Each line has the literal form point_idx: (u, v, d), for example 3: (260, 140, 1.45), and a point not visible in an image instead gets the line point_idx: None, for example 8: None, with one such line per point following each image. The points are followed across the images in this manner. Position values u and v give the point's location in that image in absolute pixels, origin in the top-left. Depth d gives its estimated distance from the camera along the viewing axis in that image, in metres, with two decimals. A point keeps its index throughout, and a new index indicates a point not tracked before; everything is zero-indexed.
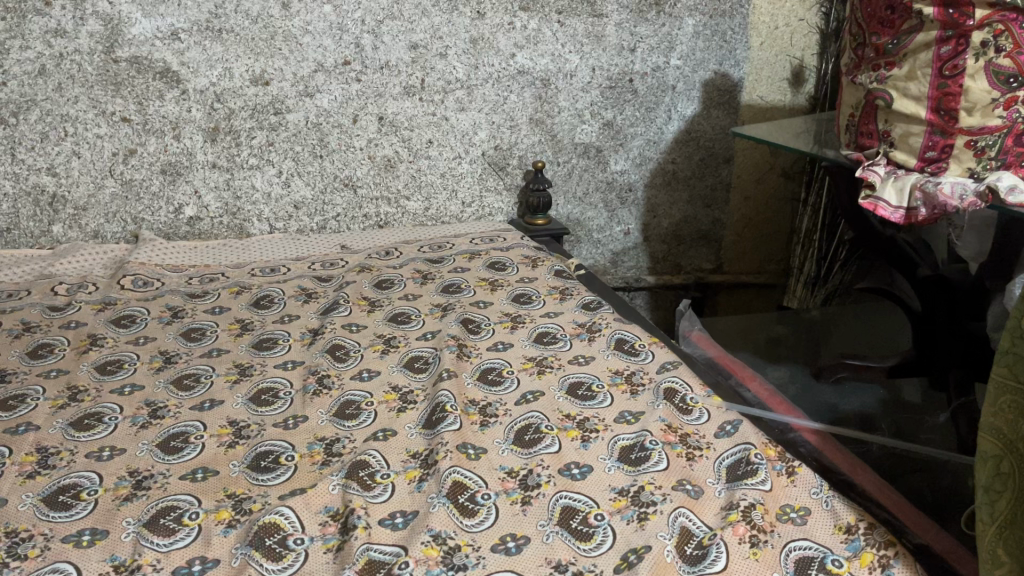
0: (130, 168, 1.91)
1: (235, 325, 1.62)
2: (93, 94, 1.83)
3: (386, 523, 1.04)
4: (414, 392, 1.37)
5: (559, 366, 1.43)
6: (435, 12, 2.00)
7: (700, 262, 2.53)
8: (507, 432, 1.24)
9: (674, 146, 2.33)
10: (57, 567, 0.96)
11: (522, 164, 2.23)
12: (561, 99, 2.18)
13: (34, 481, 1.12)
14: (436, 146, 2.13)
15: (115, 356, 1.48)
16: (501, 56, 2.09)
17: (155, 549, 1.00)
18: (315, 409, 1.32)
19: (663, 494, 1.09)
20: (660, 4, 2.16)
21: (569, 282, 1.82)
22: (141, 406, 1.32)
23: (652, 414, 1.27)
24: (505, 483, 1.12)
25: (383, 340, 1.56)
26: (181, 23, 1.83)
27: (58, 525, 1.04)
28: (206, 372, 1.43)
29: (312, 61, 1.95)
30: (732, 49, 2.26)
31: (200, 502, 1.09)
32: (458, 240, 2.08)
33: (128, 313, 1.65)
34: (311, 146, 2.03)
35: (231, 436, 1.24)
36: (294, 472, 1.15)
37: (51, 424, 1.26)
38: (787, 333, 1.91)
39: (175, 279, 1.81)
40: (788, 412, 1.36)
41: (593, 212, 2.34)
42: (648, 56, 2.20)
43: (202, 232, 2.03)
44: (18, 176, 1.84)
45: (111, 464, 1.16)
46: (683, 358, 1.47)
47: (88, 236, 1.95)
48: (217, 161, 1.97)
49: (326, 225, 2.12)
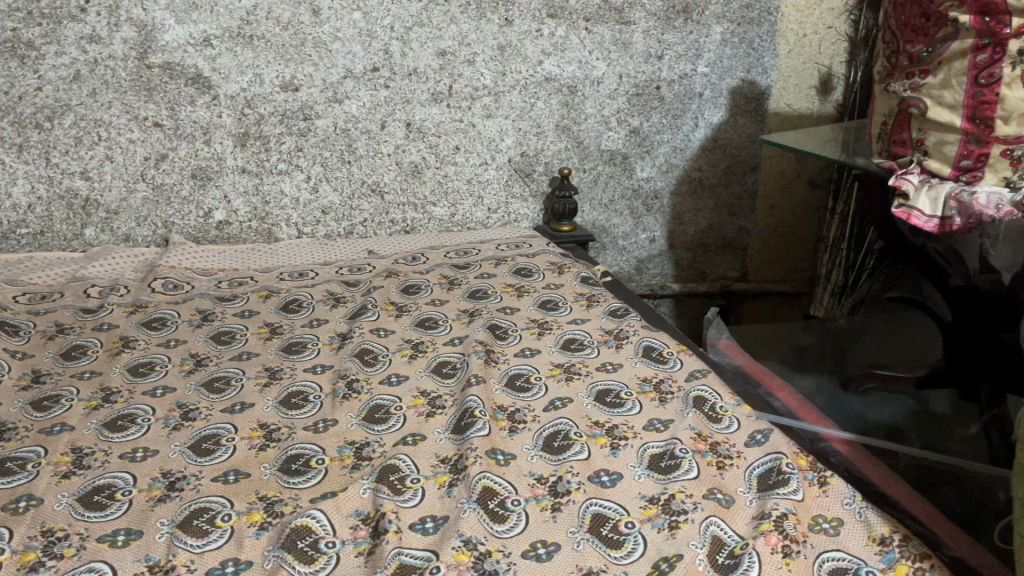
0: (161, 172, 1.94)
1: (265, 328, 1.63)
2: (127, 100, 1.85)
3: (416, 528, 1.04)
4: (442, 397, 1.37)
5: (586, 373, 1.43)
6: (463, 19, 2.01)
7: (725, 270, 2.52)
8: (536, 438, 1.24)
9: (701, 154, 2.32)
10: (92, 567, 0.97)
11: (548, 170, 2.23)
12: (587, 106, 2.19)
13: (69, 481, 1.14)
14: (462, 152, 2.14)
15: (146, 358, 1.50)
16: (528, 63, 2.10)
17: (188, 550, 1.01)
18: (344, 412, 1.33)
19: (694, 502, 1.08)
20: (687, 11, 2.16)
21: (595, 289, 1.82)
22: (174, 408, 1.34)
23: (681, 422, 1.27)
24: (534, 489, 1.12)
25: (411, 345, 1.56)
26: (213, 30, 1.86)
27: (94, 525, 1.05)
28: (237, 374, 1.45)
29: (341, 68, 1.97)
30: (760, 57, 2.26)
31: (231, 505, 1.09)
32: (484, 246, 2.08)
33: (159, 315, 1.66)
34: (340, 151, 2.04)
35: (262, 439, 1.25)
36: (325, 475, 1.16)
37: (85, 424, 1.28)
38: (813, 343, 1.90)
39: (205, 283, 1.83)
40: (818, 422, 1.36)
41: (618, 219, 2.34)
42: (675, 63, 2.20)
43: (231, 236, 2.05)
44: (52, 179, 1.87)
45: (145, 465, 1.18)
46: (711, 366, 1.46)
47: (120, 239, 1.97)
48: (246, 166, 1.99)
49: (353, 230, 2.14)
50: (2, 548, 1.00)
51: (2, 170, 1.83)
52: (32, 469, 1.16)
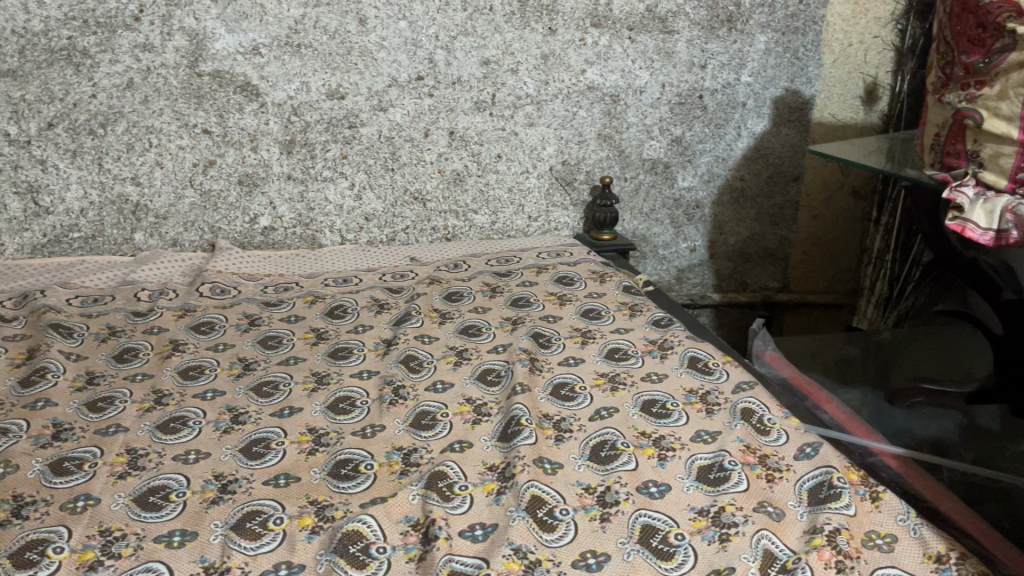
0: (209, 179, 1.97)
1: (311, 334, 1.65)
2: (178, 107, 1.89)
3: (466, 535, 1.05)
4: (488, 405, 1.38)
5: (632, 383, 1.43)
6: (508, 28, 2.02)
7: (766, 281, 2.49)
8: (582, 447, 1.24)
9: (743, 164, 2.31)
10: (150, 567, 0.99)
11: (589, 179, 2.24)
12: (630, 115, 2.19)
13: (125, 481, 1.16)
14: (504, 161, 2.15)
15: (195, 361, 1.52)
16: (571, 72, 2.10)
17: (242, 552, 1.02)
18: (391, 418, 1.34)
19: (745, 515, 1.08)
20: (731, 20, 2.15)
21: (638, 298, 1.81)
22: (224, 411, 1.36)
23: (729, 434, 1.26)
24: (583, 499, 1.12)
25: (455, 352, 1.57)
26: (262, 39, 1.88)
27: (150, 525, 1.07)
28: (286, 379, 1.46)
29: (386, 76, 1.99)
30: (804, 67, 2.24)
31: (283, 508, 1.11)
32: (525, 254, 2.09)
33: (207, 319, 1.69)
34: (383, 159, 2.06)
35: (311, 443, 1.27)
36: (374, 481, 1.17)
37: (138, 425, 1.30)
38: (857, 354, 1.88)
39: (252, 287, 1.85)
40: (867, 437, 1.34)
41: (659, 228, 2.33)
42: (718, 73, 2.19)
43: (276, 242, 2.07)
44: (104, 185, 1.91)
45: (197, 468, 1.20)
46: (757, 378, 1.45)
47: (168, 244, 2.01)
48: (292, 173, 2.01)
49: (395, 237, 2.16)
50: (63, 546, 1.02)
51: (57, 175, 1.87)
52: (89, 469, 1.18)
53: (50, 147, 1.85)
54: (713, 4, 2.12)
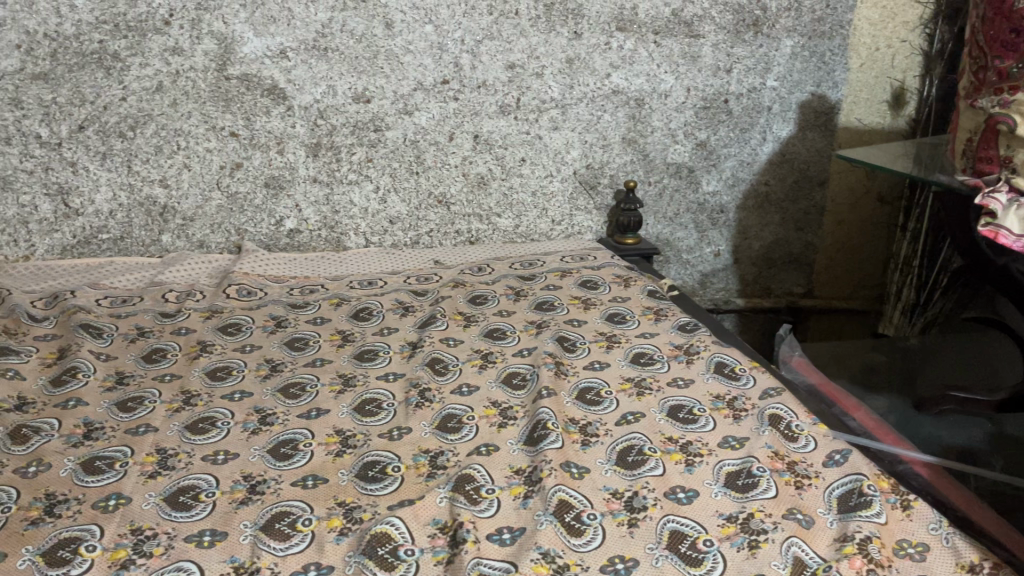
0: (236, 181, 1.98)
1: (336, 336, 1.66)
2: (206, 110, 1.91)
3: (494, 538, 1.05)
4: (513, 408, 1.38)
5: (658, 389, 1.42)
6: (533, 32, 2.03)
7: (790, 286, 2.48)
8: (609, 452, 1.24)
9: (768, 168, 2.30)
10: (181, 566, 1.00)
11: (613, 183, 2.23)
12: (654, 119, 2.18)
13: (155, 481, 1.17)
14: (528, 165, 2.15)
15: (223, 362, 1.53)
16: (596, 76, 2.10)
17: (272, 552, 1.03)
18: (418, 421, 1.34)
19: (774, 522, 1.07)
20: (757, 25, 2.14)
21: (663, 302, 1.81)
22: (252, 412, 1.37)
23: (757, 440, 1.25)
24: (610, 503, 1.12)
25: (480, 355, 1.57)
26: (290, 43, 1.90)
27: (180, 525, 1.08)
28: (312, 381, 1.47)
29: (412, 80, 2.00)
30: (831, 71, 2.23)
31: (312, 509, 1.11)
32: (549, 258, 2.09)
33: (234, 321, 1.70)
34: (408, 162, 2.07)
35: (338, 445, 1.27)
36: (401, 483, 1.17)
37: (168, 426, 1.31)
38: (883, 360, 1.87)
39: (277, 289, 1.86)
40: (896, 444, 1.33)
41: (683, 232, 2.32)
42: (743, 77, 2.19)
43: (301, 244, 2.09)
44: (133, 187, 1.93)
45: (226, 468, 1.21)
46: (784, 384, 1.44)
47: (195, 245, 2.02)
48: (318, 176, 2.03)
49: (419, 240, 2.16)
50: (95, 545, 1.03)
51: (87, 177, 1.89)
52: (120, 468, 1.19)
53: (80, 149, 1.87)
54: (739, 8, 2.11)
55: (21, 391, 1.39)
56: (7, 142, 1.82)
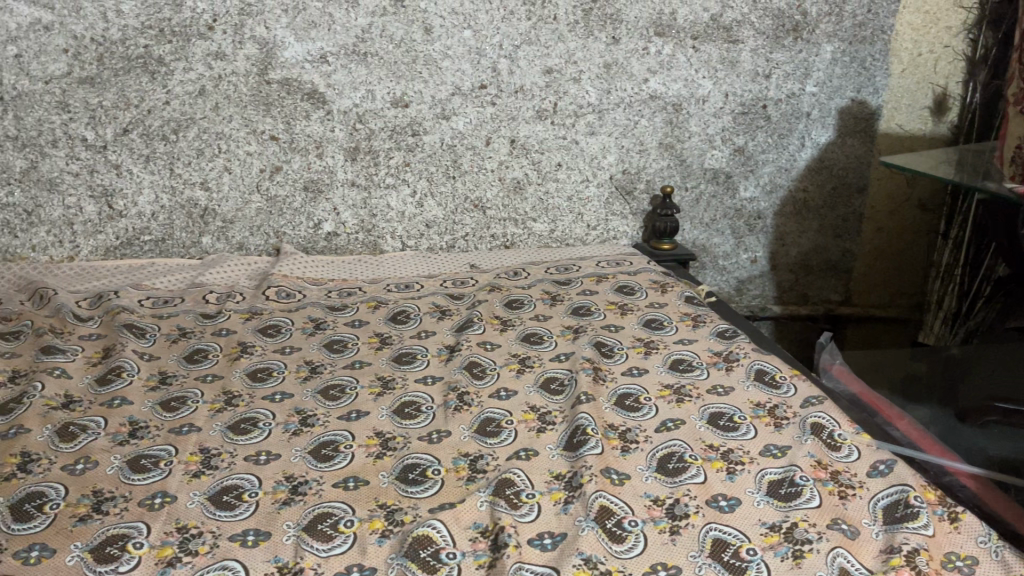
0: (275, 184, 2.00)
1: (375, 338, 1.67)
2: (247, 114, 1.93)
3: (535, 543, 1.05)
4: (552, 413, 1.37)
5: (697, 396, 1.42)
6: (571, 37, 2.03)
7: (828, 294, 2.45)
8: (649, 459, 1.23)
9: (806, 174, 2.28)
10: (226, 565, 1.01)
11: (650, 188, 2.22)
12: (692, 125, 2.17)
13: (200, 480, 1.18)
14: (564, 169, 2.15)
15: (264, 364, 1.55)
16: (633, 81, 2.10)
17: (315, 553, 1.03)
18: (457, 424, 1.34)
19: (819, 532, 1.06)
20: (798, 30, 2.13)
21: (701, 309, 1.80)
22: (293, 413, 1.38)
23: (799, 449, 1.24)
24: (651, 511, 1.11)
25: (518, 359, 1.57)
26: (330, 47, 1.92)
27: (225, 524, 1.09)
28: (352, 383, 1.48)
29: (449, 85, 2.01)
30: (872, 77, 2.21)
31: (353, 511, 1.12)
32: (585, 263, 2.08)
33: (274, 322, 1.72)
34: (445, 166, 2.08)
35: (378, 447, 1.28)
36: (441, 486, 1.18)
37: (210, 426, 1.33)
38: (925, 370, 1.84)
39: (316, 292, 1.88)
40: (941, 455, 1.31)
41: (719, 238, 2.31)
42: (783, 82, 2.17)
43: (339, 247, 2.10)
44: (175, 190, 1.95)
45: (268, 468, 1.22)
46: (825, 393, 1.42)
47: (234, 248, 2.04)
48: (356, 179, 2.04)
49: (454, 244, 2.17)
50: (141, 542, 1.04)
51: (130, 179, 1.93)
52: (165, 467, 1.21)
53: (124, 152, 1.90)
54: (779, 13, 2.10)
55: (67, 389, 1.41)
56: (54, 145, 1.86)
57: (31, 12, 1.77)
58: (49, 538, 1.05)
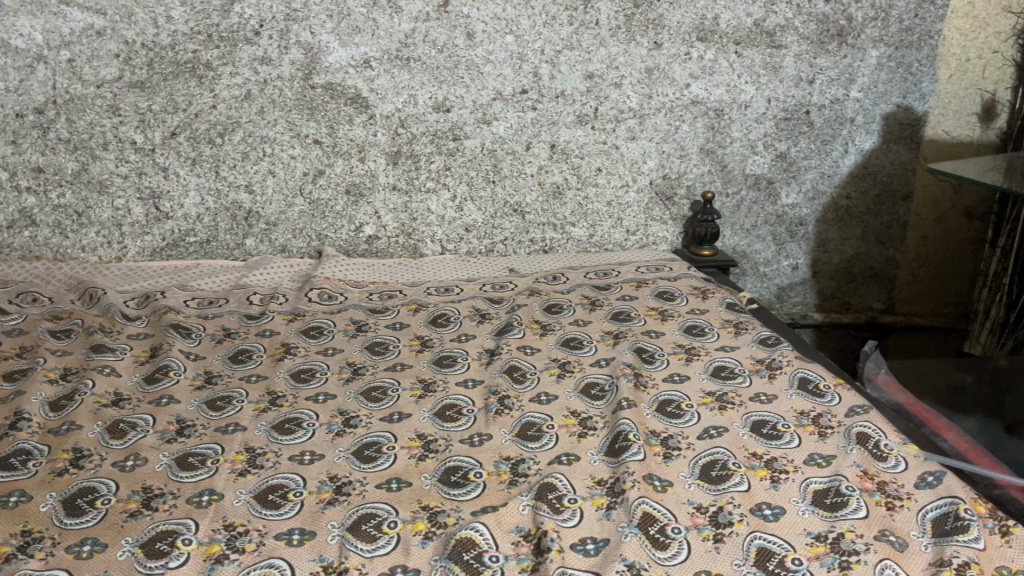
0: (318, 188, 2.02)
1: (416, 341, 1.68)
2: (291, 118, 1.95)
3: (578, 548, 1.05)
4: (593, 418, 1.37)
5: (740, 403, 1.40)
6: (613, 42, 2.03)
7: (871, 302, 2.42)
8: (692, 466, 1.23)
9: (850, 181, 2.26)
10: (272, 563, 1.02)
11: (690, 194, 2.21)
12: (733, 130, 2.15)
13: (246, 479, 1.20)
14: (604, 174, 2.14)
15: (307, 365, 1.56)
16: (675, 86, 2.09)
17: (360, 553, 1.04)
18: (498, 428, 1.35)
19: (866, 543, 1.05)
20: (842, 35, 2.11)
21: (742, 316, 1.78)
22: (336, 414, 1.39)
23: (845, 459, 1.23)
24: (695, 518, 1.11)
25: (558, 364, 1.57)
26: (373, 52, 1.94)
27: (271, 523, 1.10)
28: (394, 385, 1.49)
29: (491, 90, 2.02)
30: (918, 82, 2.18)
31: (397, 512, 1.13)
32: (624, 268, 2.07)
33: (316, 324, 1.74)
34: (485, 171, 2.09)
35: (421, 449, 1.29)
36: (483, 489, 1.18)
37: (256, 425, 1.35)
38: (972, 381, 1.81)
39: (357, 294, 1.90)
40: (991, 467, 1.29)
41: (760, 244, 2.28)
42: (827, 88, 2.15)
43: (379, 250, 2.12)
44: (220, 192, 1.99)
45: (312, 468, 1.23)
46: (871, 402, 1.40)
47: (277, 250, 2.07)
48: (397, 183, 2.06)
49: (493, 248, 2.17)
50: (190, 538, 1.06)
51: (177, 181, 1.96)
52: (212, 465, 1.23)
53: (172, 155, 1.94)
54: (824, 18, 2.09)
55: (116, 387, 1.44)
56: (104, 147, 1.90)
57: (84, 18, 1.81)
58: (101, 532, 1.07)
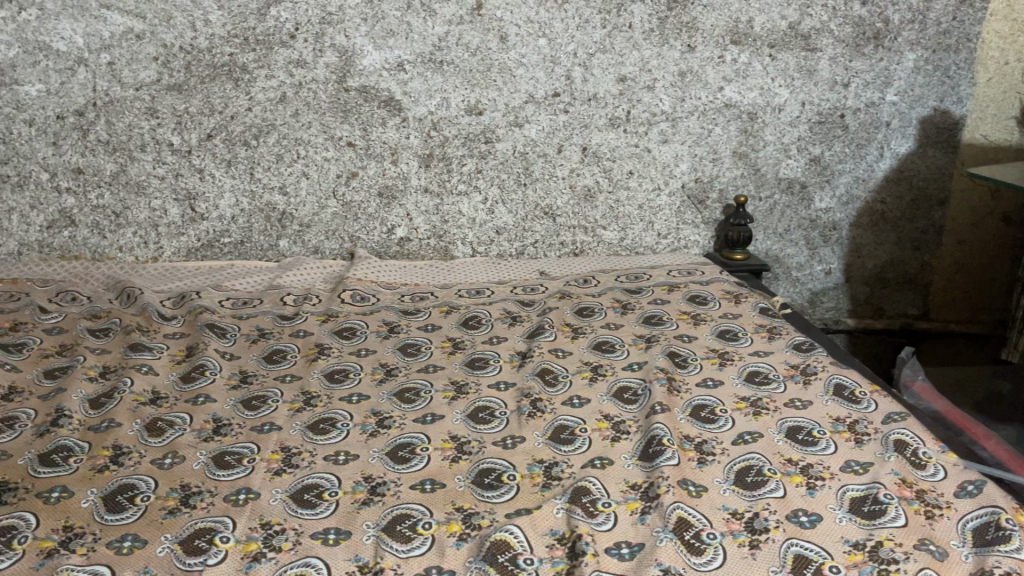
0: (350, 190, 2.04)
1: (447, 343, 1.69)
2: (325, 120, 1.97)
3: (613, 552, 1.05)
4: (626, 422, 1.37)
5: (775, 409, 1.39)
6: (646, 45, 2.02)
7: (905, 307, 2.38)
8: (727, 472, 1.22)
9: (885, 185, 2.23)
10: (309, 562, 1.03)
11: (722, 198, 2.19)
12: (767, 133, 2.14)
13: (282, 478, 1.21)
14: (636, 177, 2.14)
15: (341, 365, 1.57)
16: (708, 89, 2.08)
17: (395, 554, 1.05)
18: (531, 431, 1.35)
19: (905, 552, 1.04)
20: (879, 38, 2.09)
21: (776, 321, 1.77)
22: (370, 415, 1.40)
23: (882, 466, 1.21)
24: (730, 524, 1.10)
25: (589, 367, 1.57)
26: (407, 55, 1.95)
27: (306, 522, 1.11)
28: (426, 387, 1.50)
29: (524, 93, 2.02)
30: (955, 86, 2.16)
31: (431, 513, 1.13)
32: (655, 272, 2.06)
33: (349, 325, 1.75)
34: (517, 174, 2.09)
35: (454, 451, 1.29)
36: (517, 492, 1.18)
37: (291, 425, 1.36)
38: None
39: (389, 296, 1.91)
40: None
41: (793, 249, 2.27)
42: (862, 91, 2.13)
43: (411, 252, 2.13)
44: (254, 194, 2.01)
45: (347, 468, 1.24)
46: (909, 409, 1.39)
47: (310, 252, 2.09)
48: (429, 186, 2.07)
49: (524, 251, 2.17)
50: (228, 536, 1.07)
51: (212, 183, 1.98)
52: (248, 464, 1.24)
53: (207, 157, 1.96)
54: (860, 21, 2.07)
55: (154, 386, 1.46)
56: (142, 149, 1.93)
57: (124, 21, 1.84)
58: (141, 529, 1.08)
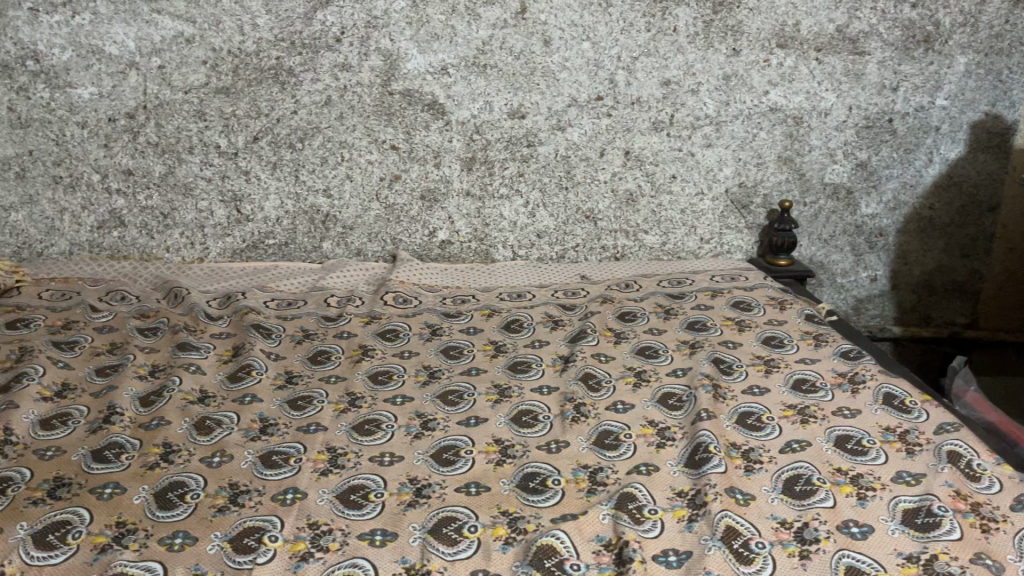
0: (394, 193, 2.05)
1: (490, 346, 1.69)
2: (369, 123, 1.98)
3: (660, 560, 1.04)
4: (671, 429, 1.36)
5: (823, 417, 1.37)
6: (690, 49, 2.01)
7: (952, 316, 2.34)
8: (775, 480, 1.20)
9: (933, 191, 2.19)
10: (356, 562, 1.04)
11: (766, 203, 2.17)
12: (812, 138, 2.11)
13: (328, 478, 1.22)
14: (678, 181, 2.12)
15: (384, 367, 1.58)
16: (753, 93, 2.06)
17: (441, 556, 1.05)
18: (575, 436, 1.34)
19: (961, 566, 1.01)
20: (929, 41, 2.05)
21: (822, 328, 1.74)
22: (413, 417, 1.41)
23: (935, 477, 1.19)
24: (779, 533, 1.09)
25: (633, 372, 1.56)
26: (451, 59, 1.96)
27: (353, 522, 1.12)
28: (469, 390, 1.50)
29: (566, 96, 2.02)
30: (1008, 90, 2.11)
31: (476, 516, 1.13)
32: (698, 276, 2.05)
33: (392, 327, 1.76)
34: (558, 177, 2.09)
35: (498, 454, 1.29)
36: (562, 496, 1.18)
37: (336, 426, 1.37)
38: None
39: (431, 298, 1.91)
40: None
41: (838, 255, 2.24)
42: (911, 95, 2.10)
43: (452, 255, 2.13)
44: (298, 196, 2.03)
45: (392, 470, 1.25)
46: (962, 419, 1.36)
47: (352, 253, 2.10)
48: (471, 189, 2.07)
49: (565, 254, 2.17)
50: (276, 535, 1.08)
51: (258, 185, 2.01)
52: (295, 464, 1.25)
53: (253, 159, 1.98)
54: (909, 24, 2.04)
55: (202, 385, 1.48)
56: (190, 151, 1.96)
57: (174, 26, 1.87)
58: (191, 526, 1.10)
